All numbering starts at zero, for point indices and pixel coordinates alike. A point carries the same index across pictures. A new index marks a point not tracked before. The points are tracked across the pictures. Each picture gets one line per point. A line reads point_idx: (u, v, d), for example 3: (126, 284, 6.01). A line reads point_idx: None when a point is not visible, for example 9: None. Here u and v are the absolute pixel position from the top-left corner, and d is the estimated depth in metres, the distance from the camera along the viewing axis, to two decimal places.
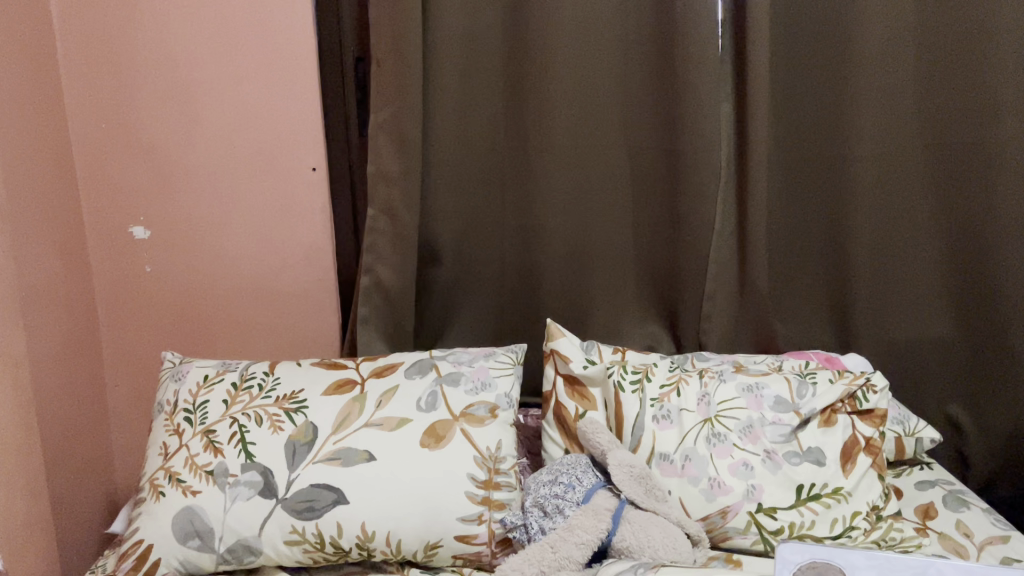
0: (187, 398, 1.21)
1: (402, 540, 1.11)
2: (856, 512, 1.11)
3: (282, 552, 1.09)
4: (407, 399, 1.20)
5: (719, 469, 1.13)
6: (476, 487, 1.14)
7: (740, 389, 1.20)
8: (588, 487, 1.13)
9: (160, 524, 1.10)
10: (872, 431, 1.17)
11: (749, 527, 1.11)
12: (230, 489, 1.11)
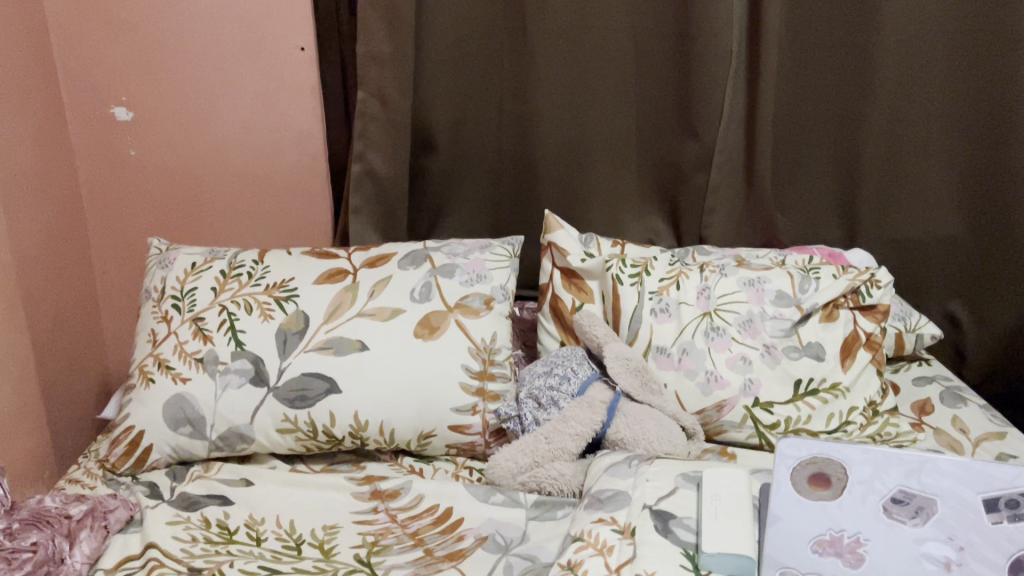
0: (175, 285, 1.18)
1: (395, 431, 1.10)
2: (853, 408, 1.10)
3: (275, 439, 1.09)
4: (400, 290, 1.16)
5: (716, 362, 1.11)
6: (470, 379, 1.12)
7: (741, 283, 1.16)
8: (583, 380, 1.11)
9: (151, 410, 1.09)
10: (873, 327, 1.14)
11: (744, 421, 1.11)
12: (221, 377, 1.09)
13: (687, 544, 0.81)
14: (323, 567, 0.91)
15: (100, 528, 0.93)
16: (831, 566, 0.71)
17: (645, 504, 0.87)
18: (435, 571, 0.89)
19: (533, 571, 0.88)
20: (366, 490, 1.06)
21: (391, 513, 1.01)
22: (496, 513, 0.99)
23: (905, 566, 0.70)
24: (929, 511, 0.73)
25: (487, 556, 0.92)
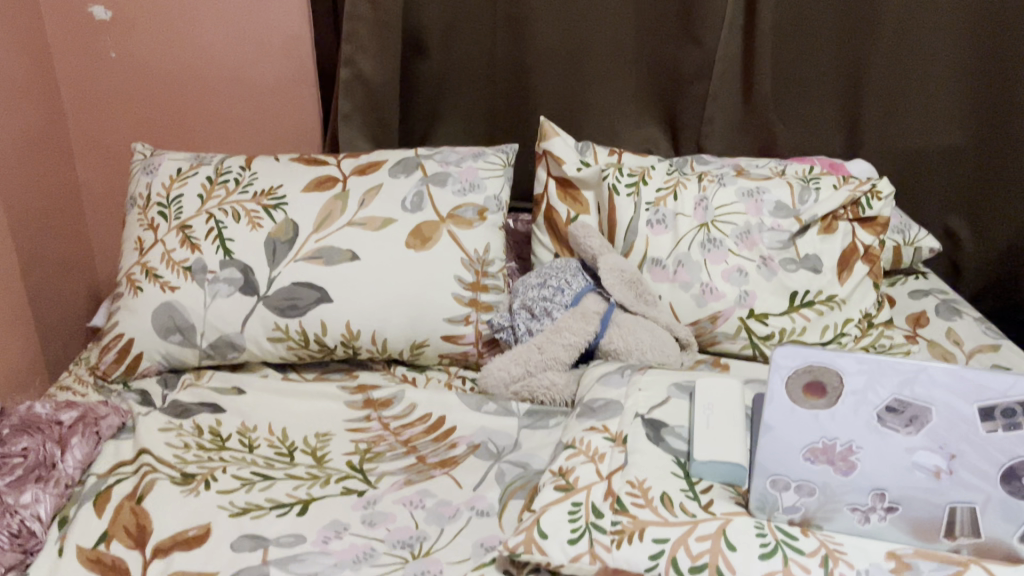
0: (161, 192, 1.15)
1: (387, 340, 1.10)
2: (848, 320, 1.10)
3: (266, 348, 1.09)
4: (391, 199, 1.13)
5: (712, 274, 1.10)
6: (463, 290, 1.11)
7: (740, 193, 1.14)
8: (577, 291, 1.10)
9: (139, 318, 1.08)
10: (872, 239, 1.13)
11: (738, 332, 1.10)
12: (210, 286, 1.08)
13: (678, 453, 0.82)
14: (316, 473, 0.92)
15: (92, 433, 0.94)
16: (822, 472, 0.71)
17: (638, 413, 0.87)
18: (426, 478, 0.90)
19: (524, 479, 0.90)
20: (358, 399, 1.05)
21: (384, 422, 1.01)
22: (488, 422, 1.00)
23: (895, 473, 0.70)
24: (923, 420, 0.70)
25: (479, 464, 0.92)
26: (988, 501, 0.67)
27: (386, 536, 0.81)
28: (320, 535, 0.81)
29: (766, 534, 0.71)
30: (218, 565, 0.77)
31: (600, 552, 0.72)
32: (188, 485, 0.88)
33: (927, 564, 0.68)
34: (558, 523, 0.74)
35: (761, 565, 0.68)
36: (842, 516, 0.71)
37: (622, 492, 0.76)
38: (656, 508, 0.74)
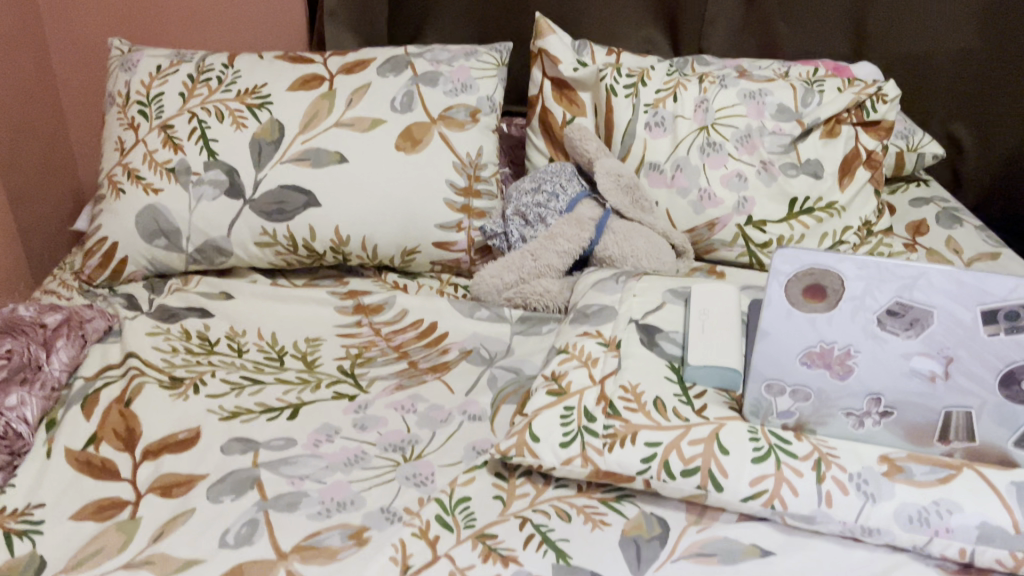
0: (140, 90, 1.11)
1: (377, 247, 1.08)
2: (847, 228, 1.09)
3: (254, 253, 1.07)
4: (379, 99, 1.09)
5: (711, 180, 1.07)
6: (455, 195, 1.08)
7: (742, 95, 1.10)
8: (572, 197, 1.07)
9: (122, 222, 1.06)
10: (875, 144, 1.10)
11: (735, 240, 1.09)
12: (194, 189, 1.05)
13: (672, 358, 0.81)
14: (306, 378, 0.91)
15: (77, 337, 0.93)
16: (819, 377, 0.70)
17: (632, 319, 0.86)
18: (418, 383, 0.89)
19: (517, 384, 0.89)
20: (349, 305, 1.04)
21: (375, 327, 1.00)
22: (480, 328, 0.99)
23: (892, 378, 0.69)
24: (924, 323, 0.68)
25: (471, 370, 0.92)
26: (984, 406, 0.67)
27: (378, 440, 0.81)
28: (311, 438, 0.81)
29: (760, 438, 0.70)
30: (209, 468, 0.77)
31: (592, 455, 0.71)
32: (177, 389, 0.87)
33: (919, 468, 0.67)
34: (551, 427, 0.74)
35: (754, 470, 0.68)
36: (837, 420, 0.71)
37: (615, 397, 0.76)
38: (649, 413, 0.74)
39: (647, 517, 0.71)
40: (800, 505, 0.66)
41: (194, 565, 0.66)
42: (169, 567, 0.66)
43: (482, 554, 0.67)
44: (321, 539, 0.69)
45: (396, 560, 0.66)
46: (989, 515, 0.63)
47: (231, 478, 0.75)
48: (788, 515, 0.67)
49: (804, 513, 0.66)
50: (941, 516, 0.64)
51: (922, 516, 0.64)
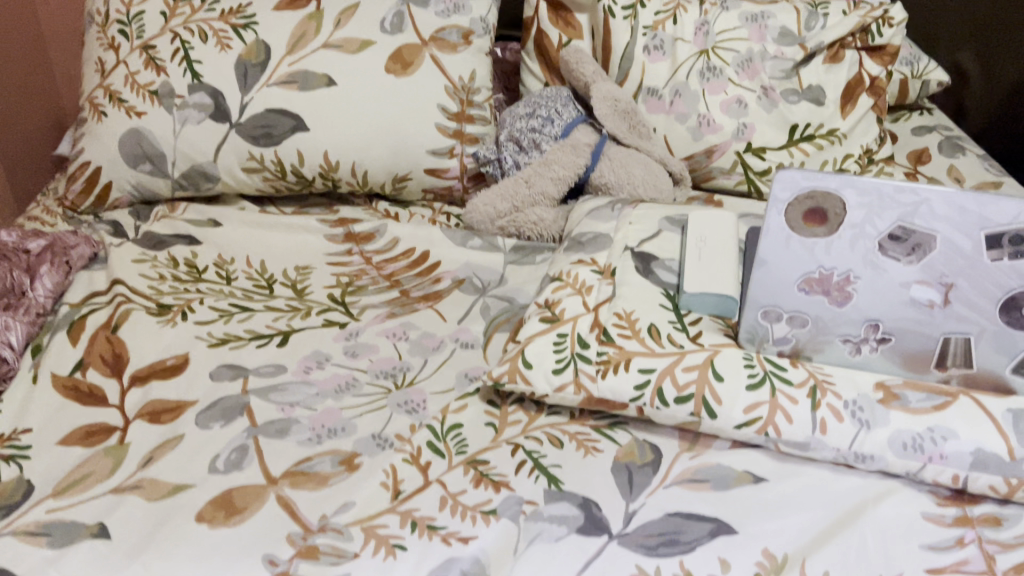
0: (119, 9, 1.06)
1: (368, 173, 1.05)
2: (848, 156, 1.06)
3: (241, 179, 1.04)
4: (368, 19, 1.05)
5: (710, 106, 1.04)
6: (447, 120, 1.05)
7: (743, 19, 1.06)
8: (568, 122, 1.04)
9: (105, 146, 1.03)
10: (879, 71, 1.08)
11: (734, 168, 1.06)
12: (179, 112, 1.02)
13: (668, 286, 0.79)
14: (296, 306, 0.89)
15: (61, 265, 0.91)
16: (817, 303, 0.69)
17: (628, 246, 0.84)
18: (410, 312, 0.88)
19: (510, 313, 0.88)
20: (339, 233, 1.02)
21: (366, 256, 0.98)
22: (473, 258, 0.97)
23: (891, 306, 0.68)
24: (927, 248, 0.66)
25: (463, 298, 0.90)
26: (983, 333, 0.66)
27: (369, 367, 0.80)
28: (301, 366, 0.80)
29: (755, 366, 0.70)
30: (198, 394, 0.76)
31: (585, 382, 0.71)
32: (165, 316, 0.86)
33: (915, 395, 0.66)
34: (543, 354, 0.73)
35: (748, 396, 0.67)
36: (833, 347, 0.70)
37: (609, 324, 0.75)
38: (643, 340, 0.73)
39: (640, 443, 0.71)
40: (794, 432, 0.66)
41: (183, 490, 0.65)
42: (158, 492, 0.65)
43: (474, 480, 0.67)
44: (312, 465, 0.68)
45: (387, 485, 0.66)
46: (984, 441, 0.62)
47: (221, 404, 0.75)
48: (782, 442, 0.66)
49: (798, 440, 0.66)
50: (936, 442, 0.63)
51: (917, 442, 0.64)
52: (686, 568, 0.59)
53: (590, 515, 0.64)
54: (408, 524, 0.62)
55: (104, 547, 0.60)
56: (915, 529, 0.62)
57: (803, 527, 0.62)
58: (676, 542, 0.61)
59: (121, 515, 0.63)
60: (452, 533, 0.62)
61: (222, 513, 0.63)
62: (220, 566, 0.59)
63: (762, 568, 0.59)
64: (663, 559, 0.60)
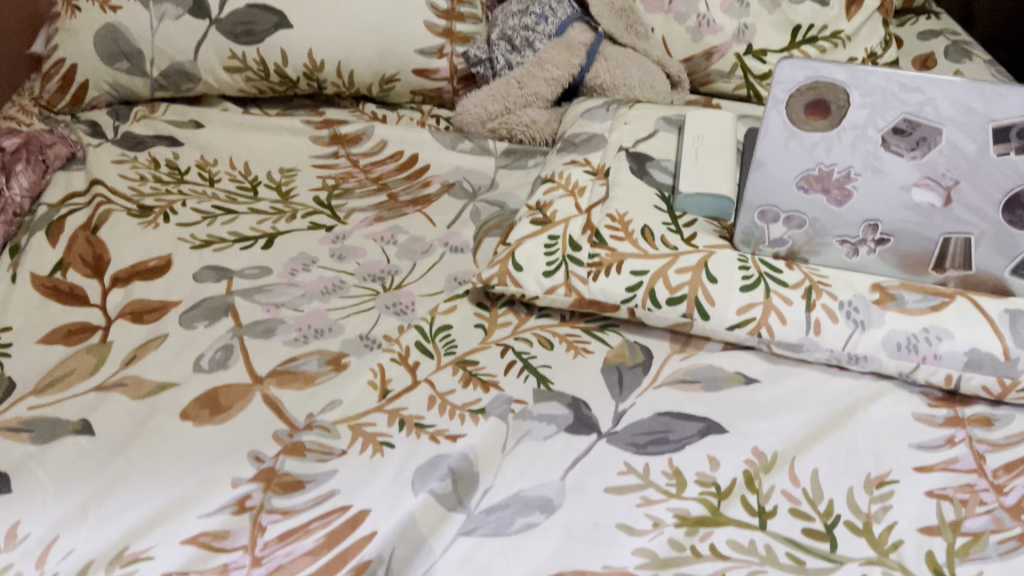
0: None
1: (354, 73, 1.01)
2: (851, 60, 1.03)
3: (223, 80, 1.01)
4: None
5: (710, 6, 1.00)
6: (436, 18, 1.01)
7: None
8: (562, 20, 1.00)
9: (80, 43, 0.99)
10: None
11: (734, 71, 1.03)
12: (156, 7, 0.98)
13: (663, 187, 0.77)
14: (280, 209, 0.87)
15: (37, 163, 0.89)
16: (815, 203, 0.67)
17: (623, 147, 0.82)
18: (398, 216, 0.86)
19: (501, 218, 0.85)
20: (325, 136, 0.99)
21: (352, 159, 0.95)
22: (463, 162, 0.94)
23: (890, 206, 0.66)
24: (932, 143, 0.63)
25: (454, 203, 0.88)
26: (984, 234, 0.64)
27: (356, 271, 0.78)
28: (287, 268, 0.78)
29: (750, 267, 0.68)
30: (181, 294, 0.74)
31: (576, 285, 0.69)
32: (146, 218, 0.84)
33: (911, 296, 0.65)
34: (534, 256, 0.71)
35: (741, 298, 0.66)
36: (830, 249, 0.69)
37: (602, 226, 0.73)
38: (636, 242, 0.71)
39: (631, 345, 0.70)
40: (788, 333, 0.65)
41: (168, 389, 0.64)
42: (142, 390, 0.64)
43: (462, 380, 0.66)
44: (298, 365, 0.67)
45: (375, 385, 0.65)
46: (979, 341, 0.62)
47: (205, 305, 0.73)
48: (775, 343, 0.66)
49: (791, 341, 0.65)
50: (931, 343, 0.62)
51: (911, 343, 0.63)
52: (675, 465, 0.59)
53: (580, 415, 0.63)
54: (396, 423, 0.62)
55: (89, 443, 0.60)
56: (906, 428, 0.61)
57: (794, 426, 0.62)
58: (666, 441, 0.61)
59: (105, 412, 0.62)
60: (440, 431, 0.61)
61: (207, 411, 0.63)
62: (206, 463, 0.58)
63: (752, 465, 0.58)
64: (652, 457, 0.59)
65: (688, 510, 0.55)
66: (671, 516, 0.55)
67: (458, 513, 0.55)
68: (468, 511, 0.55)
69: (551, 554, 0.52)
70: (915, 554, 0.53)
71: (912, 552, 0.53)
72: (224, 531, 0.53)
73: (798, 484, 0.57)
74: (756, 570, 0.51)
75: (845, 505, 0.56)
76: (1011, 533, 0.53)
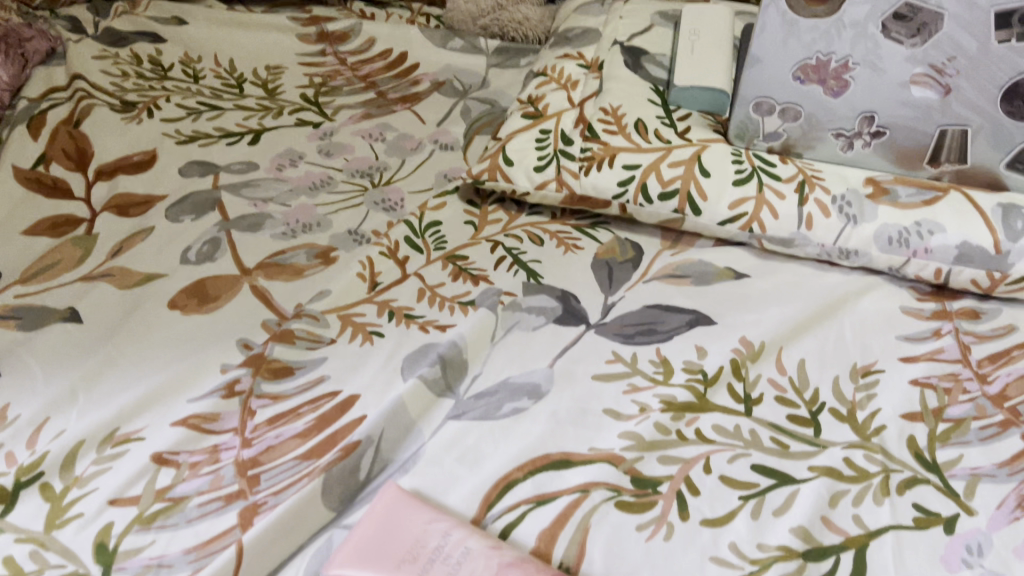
0: None
1: None
2: None
3: None
4: None
5: None
6: None
7: None
8: None
9: None
10: None
11: None
12: None
13: (658, 82, 0.76)
14: (267, 105, 0.85)
15: (17, 57, 0.86)
16: (811, 94, 0.65)
17: (617, 41, 0.80)
18: (388, 113, 0.84)
19: (492, 116, 0.84)
20: (312, 33, 0.96)
21: (340, 57, 0.93)
22: (454, 61, 0.92)
23: (888, 98, 0.63)
24: (934, 30, 0.59)
25: (444, 101, 0.86)
26: (981, 128, 0.63)
27: (344, 166, 0.77)
28: (273, 163, 0.77)
29: (743, 161, 0.67)
30: (167, 189, 0.73)
31: (567, 180, 0.68)
32: (129, 114, 0.82)
33: (905, 191, 0.65)
34: (525, 151, 0.70)
35: (735, 192, 0.66)
36: (825, 143, 0.68)
37: (595, 120, 0.71)
38: (630, 136, 0.70)
39: (622, 242, 0.70)
40: (779, 228, 0.65)
41: (155, 280, 0.64)
42: (129, 280, 0.64)
43: (452, 274, 0.66)
44: (286, 258, 0.67)
45: (364, 277, 0.65)
46: (970, 235, 0.62)
47: (191, 199, 0.72)
48: (766, 239, 0.65)
49: (783, 236, 0.65)
50: (922, 237, 0.62)
51: (902, 237, 0.63)
52: (663, 355, 0.59)
53: (569, 307, 0.63)
54: (385, 314, 0.62)
55: (77, 331, 0.59)
56: (893, 321, 0.62)
57: (783, 317, 0.62)
58: (654, 332, 0.61)
59: (92, 301, 0.62)
60: (430, 322, 0.61)
61: (195, 301, 0.62)
62: (195, 349, 0.58)
63: (739, 354, 0.59)
64: (640, 347, 0.60)
65: (674, 396, 0.56)
66: (657, 401, 0.55)
67: (446, 399, 0.56)
68: (456, 396, 0.56)
69: (539, 436, 0.53)
70: (897, 438, 0.53)
71: (895, 436, 0.53)
72: (213, 413, 0.54)
73: (784, 373, 0.58)
74: (739, 453, 0.52)
75: (830, 392, 0.56)
76: (993, 419, 0.54)
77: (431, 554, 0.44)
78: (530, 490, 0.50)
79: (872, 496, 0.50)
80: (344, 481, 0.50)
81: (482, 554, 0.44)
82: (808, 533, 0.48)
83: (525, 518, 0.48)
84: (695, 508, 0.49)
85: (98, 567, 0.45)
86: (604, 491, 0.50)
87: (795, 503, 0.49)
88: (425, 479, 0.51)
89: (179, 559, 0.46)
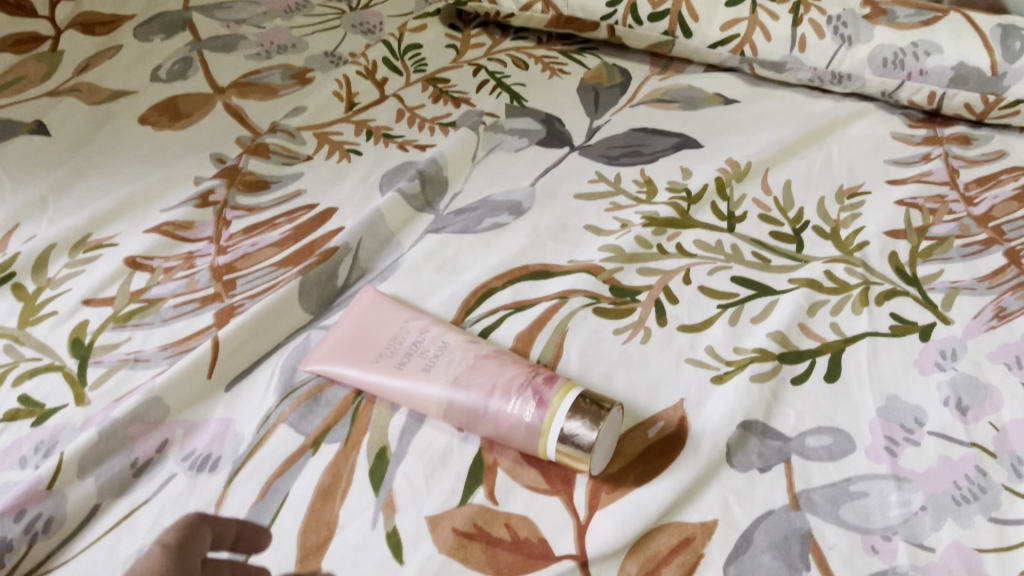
0: None
1: None
2: None
3: None
4: None
5: None
6: None
7: None
8: None
9: None
10: None
11: None
12: None
13: None
14: None
15: None
16: None
17: None
18: None
19: None
20: None
21: None
22: None
23: None
24: None
25: None
26: None
27: None
28: None
29: None
30: (135, 10, 0.70)
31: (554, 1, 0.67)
32: None
33: (903, 11, 0.62)
34: None
35: (727, 13, 0.64)
36: None
37: None
38: None
39: (608, 67, 0.68)
40: (771, 51, 0.64)
41: (125, 96, 0.62)
42: (97, 97, 0.62)
43: (432, 97, 0.64)
44: (260, 78, 0.64)
45: (340, 96, 0.63)
46: (967, 56, 0.59)
47: (161, 19, 0.69)
48: (757, 63, 0.65)
49: (774, 60, 0.64)
50: (918, 58, 0.60)
51: (897, 58, 0.61)
52: (647, 175, 0.58)
53: (553, 130, 0.62)
54: (363, 134, 0.60)
55: (43, 143, 0.57)
56: (882, 146, 0.60)
57: (771, 139, 0.60)
58: (639, 153, 0.60)
59: (59, 115, 0.60)
60: (410, 142, 0.60)
61: (167, 117, 0.60)
62: (167, 162, 0.57)
63: (724, 173, 0.58)
64: (625, 168, 0.58)
65: (657, 212, 0.55)
66: (639, 218, 0.55)
67: (426, 214, 0.55)
68: (435, 213, 0.55)
69: (518, 249, 0.52)
70: (879, 254, 0.53)
71: (877, 252, 0.53)
72: (188, 222, 0.53)
73: (769, 193, 0.57)
74: (720, 267, 0.52)
75: (814, 212, 0.56)
76: (976, 238, 0.54)
77: (408, 348, 0.44)
78: (509, 297, 0.49)
79: (850, 307, 0.49)
80: (321, 286, 0.49)
81: (459, 347, 0.44)
82: (784, 338, 0.48)
83: (502, 322, 0.48)
84: (673, 315, 0.49)
85: (74, 361, 0.45)
86: (583, 298, 0.49)
87: (773, 311, 0.49)
88: (404, 286, 0.50)
89: (155, 355, 0.46)
